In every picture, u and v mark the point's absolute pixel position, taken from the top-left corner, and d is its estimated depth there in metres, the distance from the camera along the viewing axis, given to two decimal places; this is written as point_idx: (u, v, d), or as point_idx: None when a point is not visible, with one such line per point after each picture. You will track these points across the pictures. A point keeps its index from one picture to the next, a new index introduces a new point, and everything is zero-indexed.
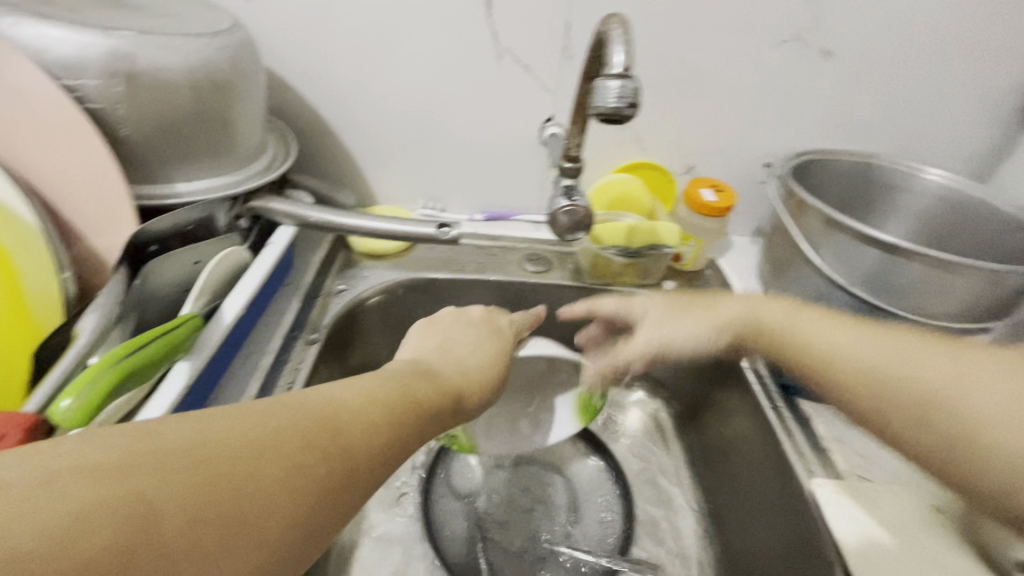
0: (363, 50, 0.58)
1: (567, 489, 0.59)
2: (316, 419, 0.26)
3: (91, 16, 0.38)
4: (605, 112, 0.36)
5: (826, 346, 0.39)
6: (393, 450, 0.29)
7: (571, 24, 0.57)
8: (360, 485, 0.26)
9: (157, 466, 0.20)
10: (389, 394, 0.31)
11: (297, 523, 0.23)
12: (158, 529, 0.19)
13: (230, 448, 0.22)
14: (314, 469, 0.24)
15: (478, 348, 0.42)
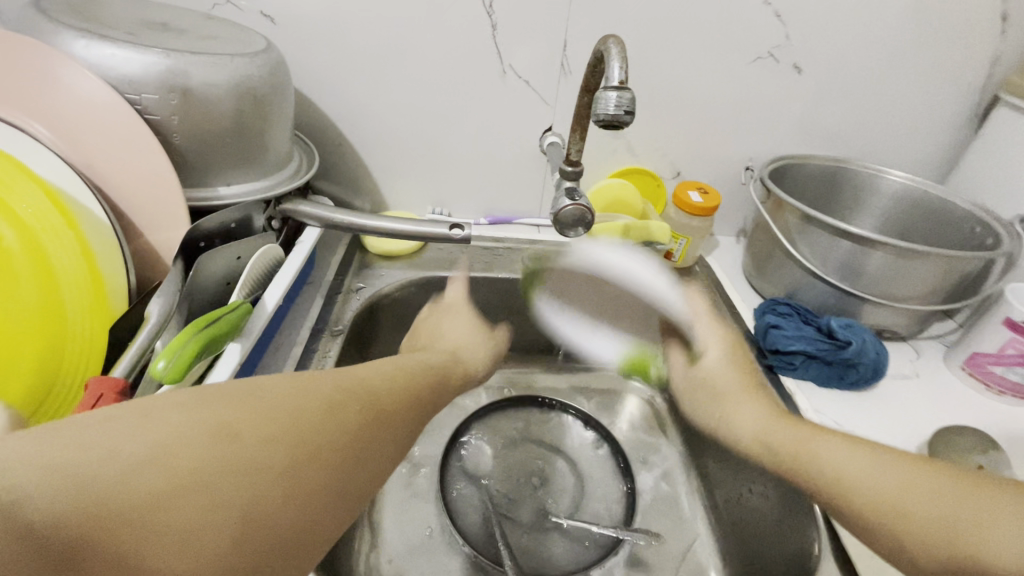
0: (378, 67, 0.64)
1: (572, 469, 0.63)
2: (345, 384, 0.32)
3: (148, 39, 0.43)
4: (606, 119, 0.42)
5: (849, 478, 0.37)
6: (408, 418, 0.35)
7: (568, 43, 0.63)
8: (386, 438, 0.32)
9: (233, 405, 0.27)
10: (400, 371, 0.38)
11: (344, 456, 0.29)
12: (242, 445, 0.25)
13: (282, 398, 0.29)
14: (347, 424, 0.30)
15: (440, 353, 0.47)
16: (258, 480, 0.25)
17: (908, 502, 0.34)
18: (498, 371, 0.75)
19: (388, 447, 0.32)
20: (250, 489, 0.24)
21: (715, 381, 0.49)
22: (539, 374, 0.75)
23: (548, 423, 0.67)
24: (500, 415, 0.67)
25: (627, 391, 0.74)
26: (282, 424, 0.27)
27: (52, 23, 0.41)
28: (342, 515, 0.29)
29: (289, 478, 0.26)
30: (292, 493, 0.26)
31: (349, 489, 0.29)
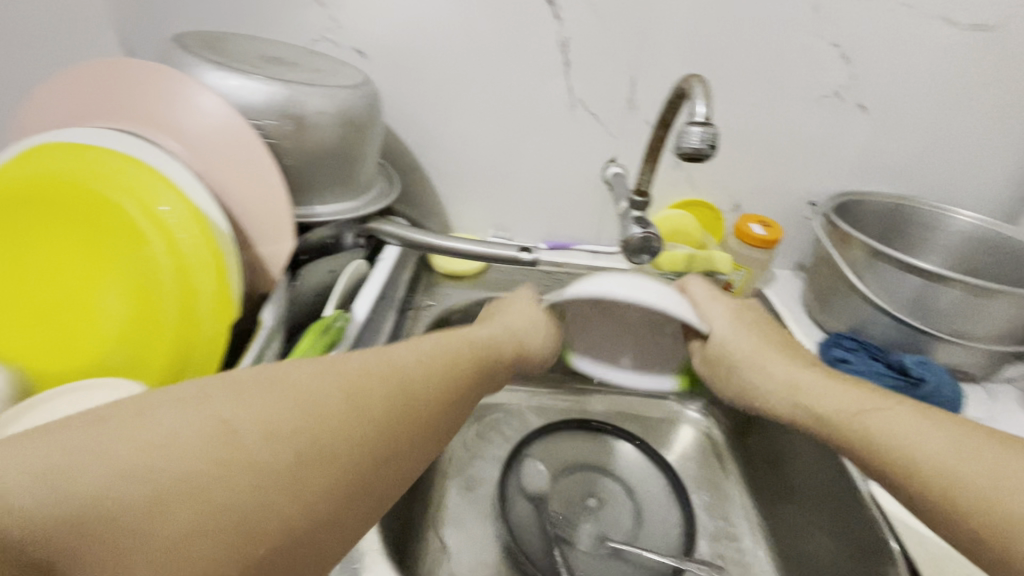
0: (456, 100, 0.68)
1: (627, 495, 0.63)
2: (369, 378, 0.33)
3: (271, 72, 0.49)
4: (688, 152, 0.44)
5: (888, 428, 0.38)
6: (437, 418, 0.35)
7: (637, 80, 0.66)
8: (408, 439, 0.33)
9: (240, 398, 0.28)
10: (439, 348, 0.38)
11: (350, 449, 0.30)
12: (237, 446, 0.27)
13: (292, 397, 0.30)
14: (364, 425, 0.31)
15: (503, 330, 0.45)
16: (252, 480, 0.26)
17: (947, 462, 0.35)
18: (551, 393, 0.75)
19: (412, 447, 0.33)
20: (262, 486, 0.26)
21: (736, 354, 0.47)
22: (593, 397, 0.76)
23: (601, 447, 0.68)
24: (554, 438, 0.68)
25: (682, 419, 0.74)
26: (292, 424, 0.28)
27: (196, 58, 0.47)
28: (352, 508, 0.30)
29: (287, 474, 0.27)
30: (294, 487, 0.27)
31: (359, 481, 0.30)
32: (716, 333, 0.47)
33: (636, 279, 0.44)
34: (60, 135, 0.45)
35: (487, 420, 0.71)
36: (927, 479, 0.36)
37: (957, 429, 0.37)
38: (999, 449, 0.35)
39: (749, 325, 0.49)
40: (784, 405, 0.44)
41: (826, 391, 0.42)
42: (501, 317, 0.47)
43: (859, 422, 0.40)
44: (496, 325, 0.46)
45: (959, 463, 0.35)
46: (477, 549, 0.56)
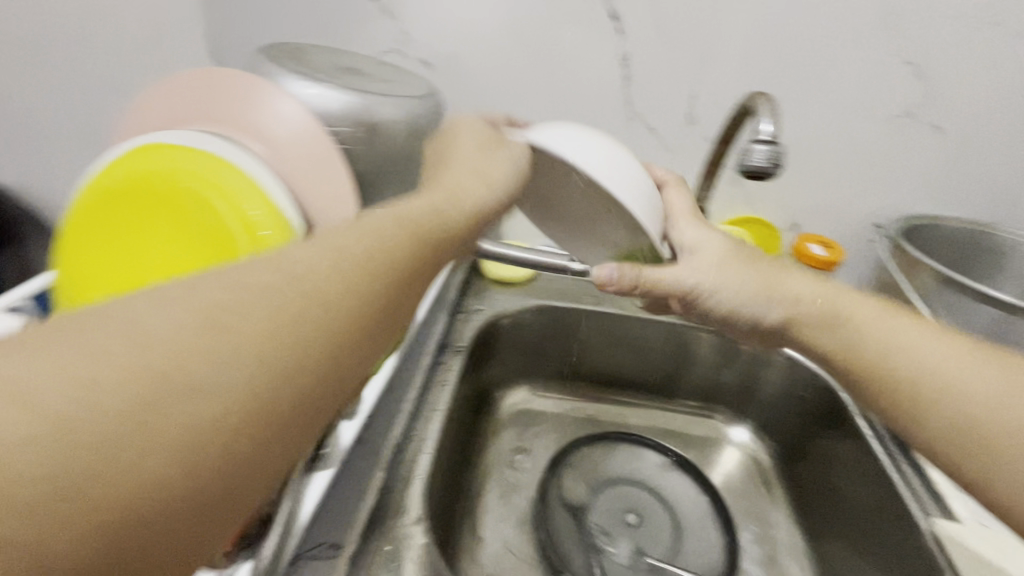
0: (516, 111, 0.70)
1: (667, 512, 0.62)
2: (268, 279, 0.23)
3: (347, 82, 0.52)
4: (751, 169, 0.43)
5: (905, 346, 0.41)
6: (364, 329, 0.25)
7: (697, 95, 0.66)
8: (317, 368, 0.22)
9: (44, 346, 0.18)
10: (369, 228, 0.28)
11: (253, 376, 0.20)
12: (38, 412, 0.17)
13: (95, 345, 0.18)
14: (230, 363, 0.20)
15: (465, 188, 0.35)
16: (74, 456, 0.17)
17: (964, 379, 0.38)
18: (594, 403, 0.75)
19: (328, 376, 0.23)
20: (43, 487, 0.16)
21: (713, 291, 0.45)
22: (634, 410, 0.75)
23: (643, 462, 0.67)
24: (594, 448, 0.67)
25: (727, 440, 0.72)
26: (94, 387, 0.18)
27: (282, 69, 0.51)
28: (272, 455, 0.21)
29: (140, 434, 0.18)
30: (156, 448, 0.18)
31: (275, 416, 0.21)
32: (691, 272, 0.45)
33: (586, 131, 0.44)
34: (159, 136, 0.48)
35: (529, 426, 0.71)
36: (944, 394, 0.39)
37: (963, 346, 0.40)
38: (1004, 364, 0.39)
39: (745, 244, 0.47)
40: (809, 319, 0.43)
41: (832, 299, 0.44)
42: (454, 167, 0.38)
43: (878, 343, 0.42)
44: (449, 181, 0.36)
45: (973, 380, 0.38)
46: (514, 553, 0.57)
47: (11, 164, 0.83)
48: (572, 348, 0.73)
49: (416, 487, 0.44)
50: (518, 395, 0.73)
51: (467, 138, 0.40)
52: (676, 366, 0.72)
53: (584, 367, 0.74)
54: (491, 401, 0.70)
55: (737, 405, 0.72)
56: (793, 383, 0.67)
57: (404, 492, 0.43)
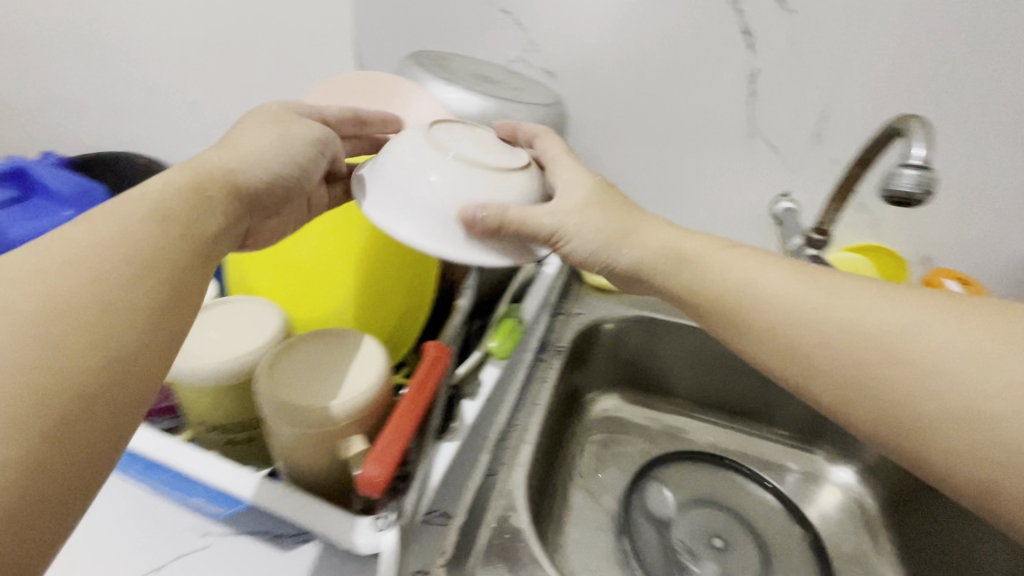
0: (632, 122, 0.71)
1: (756, 543, 0.60)
2: (53, 288, 0.25)
3: (485, 89, 0.56)
4: (898, 195, 0.42)
5: (789, 302, 0.36)
6: (163, 292, 0.28)
7: (827, 115, 0.63)
8: (115, 329, 0.25)
9: None
10: (155, 228, 0.29)
11: (60, 372, 0.23)
12: None
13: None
14: (25, 343, 0.22)
15: (229, 164, 0.37)
16: None
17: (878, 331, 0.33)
18: (683, 420, 0.74)
19: (139, 351, 0.26)
20: None
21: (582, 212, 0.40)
22: (727, 433, 0.73)
23: (731, 486, 0.65)
24: (681, 467, 0.66)
25: (827, 478, 0.68)
26: None
27: (428, 74, 0.57)
28: (92, 437, 0.24)
29: None
30: None
31: (91, 403, 0.24)
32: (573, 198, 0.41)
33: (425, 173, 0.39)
34: None
35: (615, 435, 0.71)
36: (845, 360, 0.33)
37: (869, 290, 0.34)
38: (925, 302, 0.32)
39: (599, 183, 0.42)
40: (656, 256, 0.40)
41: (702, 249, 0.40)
42: (234, 148, 0.38)
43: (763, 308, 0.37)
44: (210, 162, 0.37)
45: (900, 328, 0.32)
46: (597, 556, 0.57)
47: (180, 149, 0.96)
48: (666, 362, 0.72)
49: (519, 475, 0.46)
50: (608, 402, 0.74)
51: (265, 124, 0.41)
52: (777, 393, 0.69)
53: (676, 382, 0.73)
54: (581, 404, 0.71)
55: (842, 442, 0.68)
56: None
57: (507, 479, 0.46)
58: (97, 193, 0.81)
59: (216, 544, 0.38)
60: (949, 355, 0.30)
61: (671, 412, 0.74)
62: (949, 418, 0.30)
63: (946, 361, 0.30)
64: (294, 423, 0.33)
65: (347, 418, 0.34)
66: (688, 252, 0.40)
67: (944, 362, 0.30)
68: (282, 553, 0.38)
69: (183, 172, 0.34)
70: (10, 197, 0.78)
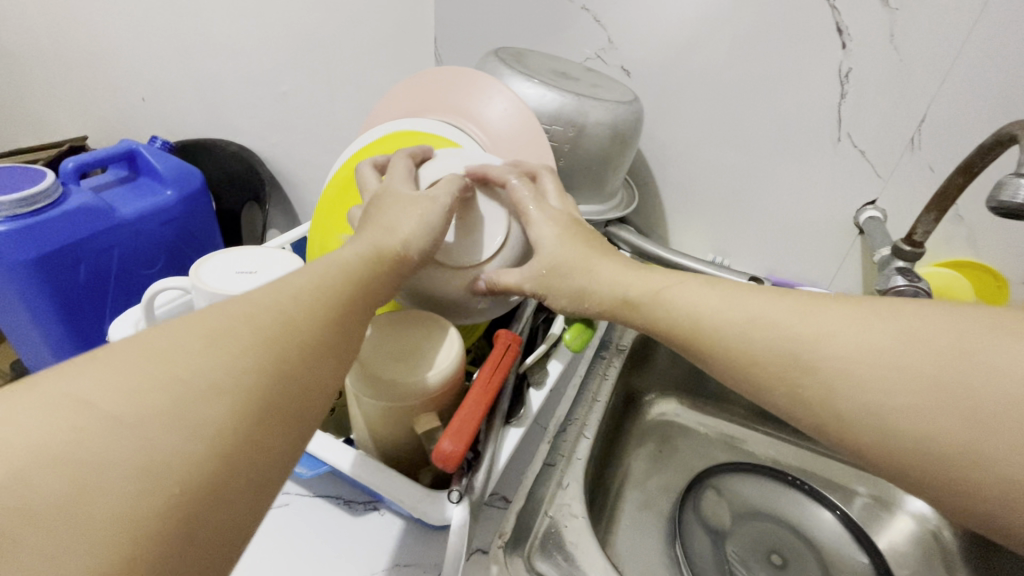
0: (707, 123, 0.69)
1: (818, 565, 0.57)
2: (262, 314, 0.27)
3: (563, 86, 0.57)
4: (1010, 207, 0.39)
5: (784, 328, 0.33)
6: (338, 330, 0.30)
7: (926, 120, 0.59)
8: (307, 356, 0.28)
9: (98, 382, 0.22)
10: (322, 274, 0.32)
11: (273, 386, 0.26)
12: (129, 435, 0.21)
13: (152, 353, 0.24)
14: (246, 360, 0.25)
15: (383, 236, 0.39)
16: (160, 460, 0.21)
17: (884, 361, 0.29)
18: (744, 430, 0.72)
19: (323, 374, 0.28)
20: (169, 477, 0.21)
21: (553, 270, 0.43)
22: (789, 449, 0.70)
23: (789, 502, 0.63)
24: (741, 479, 0.65)
25: (900, 507, 0.64)
26: (164, 404, 0.22)
27: (509, 69, 0.58)
28: (290, 446, 0.26)
29: (212, 442, 0.23)
30: (217, 448, 0.23)
31: (291, 415, 0.26)
32: (542, 255, 0.43)
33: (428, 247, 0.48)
34: (395, 123, 0.56)
35: (670, 440, 0.70)
36: (854, 398, 0.30)
37: (870, 314, 0.31)
38: (948, 322, 0.29)
39: (571, 233, 0.43)
40: (611, 303, 0.41)
41: (668, 291, 0.39)
42: (383, 215, 0.40)
43: (744, 336, 0.34)
44: (371, 234, 0.39)
45: (923, 358, 0.28)
46: (646, 556, 0.57)
47: (267, 138, 1.02)
48: None
49: (577, 468, 0.47)
50: (665, 406, 0.73)
51: (395, 186, 0.43)
52: None
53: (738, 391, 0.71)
54: (638, 405, 0.71)
55: None
56: None
57: (566, 470, 0.47)
58: (193, 174, 0.88)
59: (295, 503, 0.41)
60: (980, 380, 0.27)
61: (728, 422, 0.72)
62: (928, 471, 0.28)
63: (979, 382, 0.27)
64: (376, 397, 0.36)
65: (429, 393, 0.36)
66: (642, 296, 0.40)
67: (977, 383, 0.27)
68: (355, 518, 0.40)
69: (361, 244, 0.37)
70: (121, 176, 0.87)
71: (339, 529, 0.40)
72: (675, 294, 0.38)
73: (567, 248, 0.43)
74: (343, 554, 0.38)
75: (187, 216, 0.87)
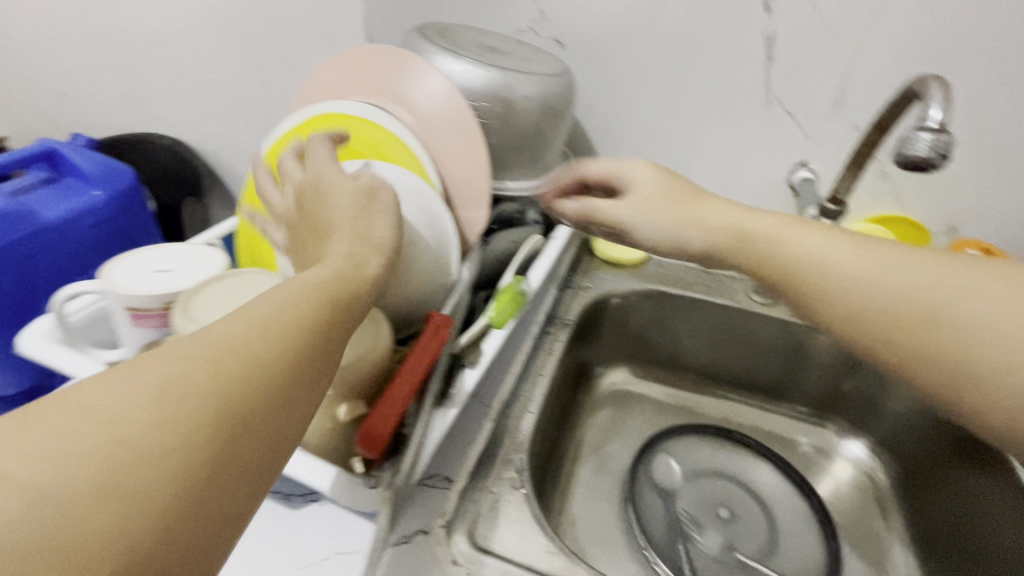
0: (643, 91, 0.69)
1: (764, 518, 0.60)
2: (212, 350, 0.25)
3: (489, 60, 0.56)
4: (913, 160, 0.40)
5: (877, 272, 0.38)
6: (306, 355, 0.28)
7: (850, 79, 0.61)
8: (259, 406, 0.25)
9: (16, 448, 0.20)
10: (286, 295, 0.29)
11: (223, 432, 0.23)
12: (45, 507, 0.19)
13: (82, 406, 0.22)
14: (193, 406, 0.23)
15: (347, 243, 0.35)
16: (86, 533, 0.19)
17: (972, 308, 0.35)
18: (695, 394, 0.74)
19: (286, 408, 0.26)
20: (96, 548, 0.19)
21: (655, 209, 0.45)
22: (739, 408, 0.72)
23: (736, 457, 0.65)
24: (691, 439, 0.67)
25: (839, 453, 0.68)
26: (90, 468, 0.20)
27: (433, 47, 0.56)
28: (248, 489, 0.24)
29: (146, 504, 0.21)
30: (153, 512, 0.21)
31: (245, 459, 0.24)
32: (642, 195, 0.46)
33: None
34: (316, 106, 0.54)
35: (624, 407, 0.72)
36: (946, 339, 0.36)
37: (954, 260, 0.38)
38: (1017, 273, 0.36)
39: (672, 179, 0.47)
40: (719, 238, 0.44)
41: (773, 230, 0.42)
42: (343, 222, 0.37)
43: (843, 278, 0.39)
44: (346, 247, 0.35)
45: (1012, 308, 0.35)
46: (599, 522, 0.58)
47: (198, 129, 0.97)
48: (679, 338, 0.72)
49: (522, 442, 0.48)
50: (616, 375, 0.74)
51: (341, 186, 0.39)
52: (790, 371, 0.69)
53: (691, 356, 0.73)
54: (589, 377, 0.72)
55: (858, 418, 0.67)
56: None
57: (510, 446, 0.47)
58: (120, 172, 0.83)
59: None
60: None
61: (678, 385, 0.74)
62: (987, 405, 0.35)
63: None
64: None
65: (348, 382, 0.35)
66: (751, 231, 0.43)
67: None
68: (293, 510, 0.40)
69: (331, 258, 0.33)
70: (42, 176, 0.82)
71: (279, 524, 0.39)
72: (771, 228, 0.43)
73: (675, 190, 0.46)
74: (285, 549, 0.38)
75: (119, 216, 0.83)
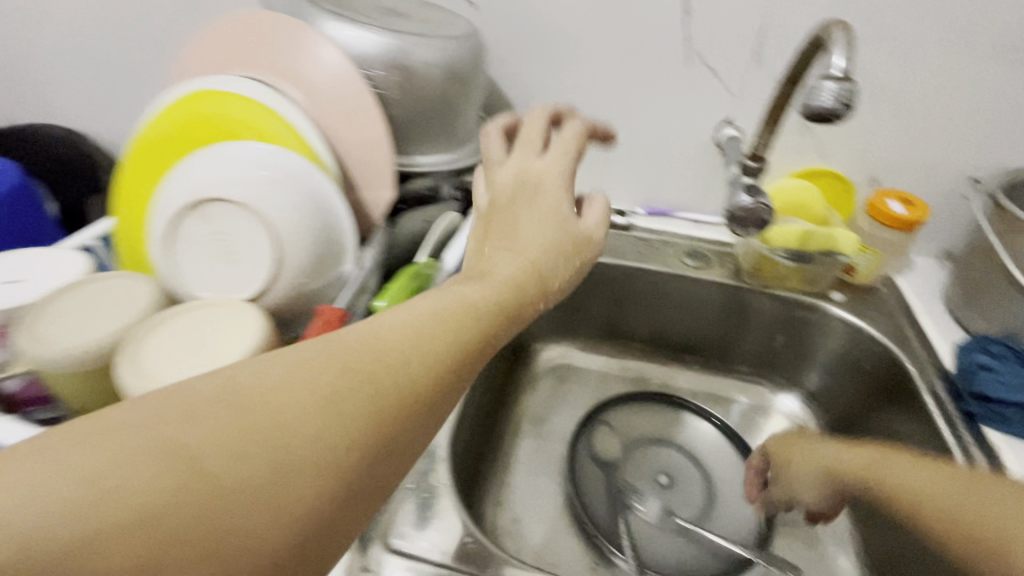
0: (562, 52, 0.65)
1: (702, 479, 0.61)
2: (377, 360, 0.26)
3: (384, 23, 0.51)
4: (818, 111, 0.38)
5: (921, 496, 0.37)
6: (450, 387, 0.29)
7: (767, 30, 0.59)
8: (401, 434, 0.25)
9: (188, 415, 0.21)
10: (448, 310, 0.31)
11: (363, 452, 0.24)
12: (199, 472, 0.20)
13: (250, 384, 0.23)
14: (350, 418, 0.24)
15: (524, 261, 0.37)
16: (228, 509, 0.20)
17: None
18: (636, 361, 0.73)
19: (414, 440, 0.27)
20: (223, 532, 0.20)
21: (787, 455, 0.50)
22: (679, 373, 0.72)
23: (674, 422, 0.65)
24: (631, 408, 0.66)
25: (774, 408, 0.69)
26: (245, 453, 0.21)
27: (320, 10, 0.51)
28: (362, 514, 0.24)
29: (278, 497, 0.21)
30: (283, 510, 0.21)
31: (370, 486, 0.24)
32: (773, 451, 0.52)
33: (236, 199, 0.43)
34: (190, 83, 0.49)
35: (564, 381, 0.71)
36: None
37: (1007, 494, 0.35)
38: None
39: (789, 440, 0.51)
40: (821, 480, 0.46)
41: (859, 462, 0.43)
42: (523, 231, 0.39)
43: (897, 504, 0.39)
44: (523, 266, 0.37)
45: None
46: (541, 500, 0.58)
47: (88, 116, 0.88)
48: (615, 307, 0.71)
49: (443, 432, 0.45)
50: (554, 349, 0.73)
51: (552, 197, 0.41)
52: (726, 333, 0.69)
53: (629, 324, 0.72)
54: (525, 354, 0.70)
55: (791, 372, 0.68)
56: (848, 354, 0.63)
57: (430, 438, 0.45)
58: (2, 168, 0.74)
59: None
60: None
61: (618, 354, 0.74)
62: None
63: None
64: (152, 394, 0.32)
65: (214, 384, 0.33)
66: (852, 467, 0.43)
67: None
68: None
69: (512, 271, 0.36)
70: None
71: None
72: (845, 458, 0.44)
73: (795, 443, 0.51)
74: None
75: (9, 220, 0.74)
